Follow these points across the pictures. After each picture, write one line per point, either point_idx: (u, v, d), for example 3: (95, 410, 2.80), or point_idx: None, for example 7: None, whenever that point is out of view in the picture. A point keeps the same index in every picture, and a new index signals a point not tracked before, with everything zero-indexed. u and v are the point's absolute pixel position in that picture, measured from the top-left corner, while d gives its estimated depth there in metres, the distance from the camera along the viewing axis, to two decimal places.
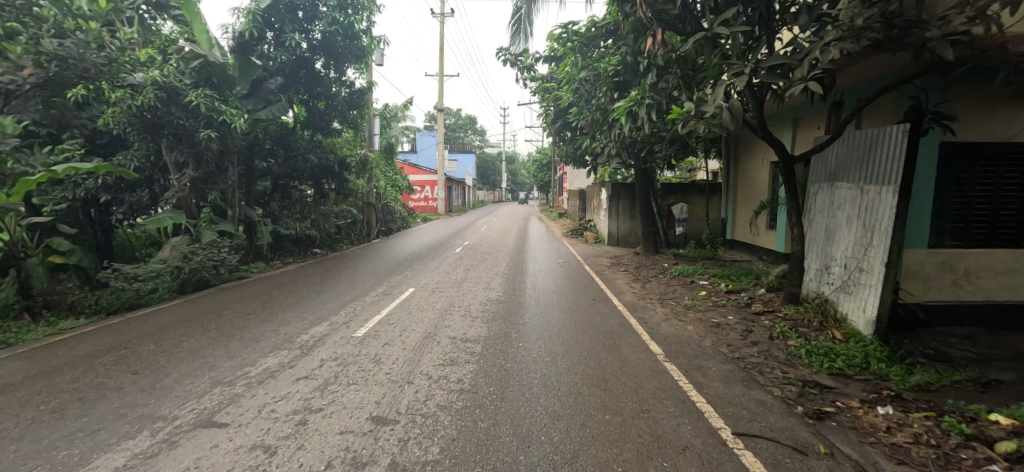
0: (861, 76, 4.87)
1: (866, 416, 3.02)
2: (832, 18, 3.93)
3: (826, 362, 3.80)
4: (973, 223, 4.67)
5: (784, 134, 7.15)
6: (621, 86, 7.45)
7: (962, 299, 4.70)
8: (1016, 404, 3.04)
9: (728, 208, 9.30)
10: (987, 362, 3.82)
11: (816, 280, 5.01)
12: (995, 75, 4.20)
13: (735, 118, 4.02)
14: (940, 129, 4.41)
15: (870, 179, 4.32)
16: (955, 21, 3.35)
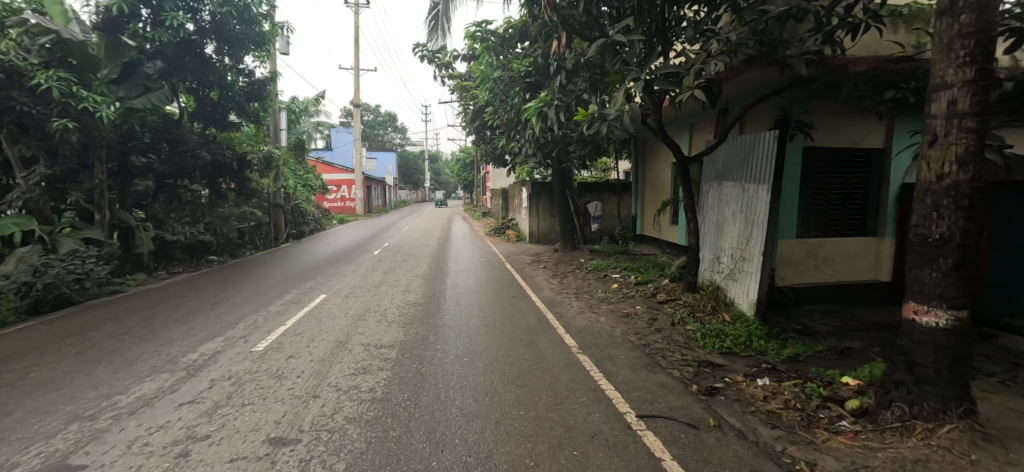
0: (741, 87, 5.48)
1: (748, 388, 3.41)
2: (715, 33, 4.36)
3: (717, 343, 4.22)
4: (830, 215, 5.48)
5: (682, 137, 7.83)
6: (533, 87, 7.83)
7: (824, 280, 5.49)
8: (860, 366, 3.63)
9: (637, 206, 9.97)
10: (841, 333, 4.51)
11: (709, 269, 5.55)
12: (841, 91, 4.96)
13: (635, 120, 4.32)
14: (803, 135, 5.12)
15: (749, 178, 4.88)
16: (809, 42, 3.89)
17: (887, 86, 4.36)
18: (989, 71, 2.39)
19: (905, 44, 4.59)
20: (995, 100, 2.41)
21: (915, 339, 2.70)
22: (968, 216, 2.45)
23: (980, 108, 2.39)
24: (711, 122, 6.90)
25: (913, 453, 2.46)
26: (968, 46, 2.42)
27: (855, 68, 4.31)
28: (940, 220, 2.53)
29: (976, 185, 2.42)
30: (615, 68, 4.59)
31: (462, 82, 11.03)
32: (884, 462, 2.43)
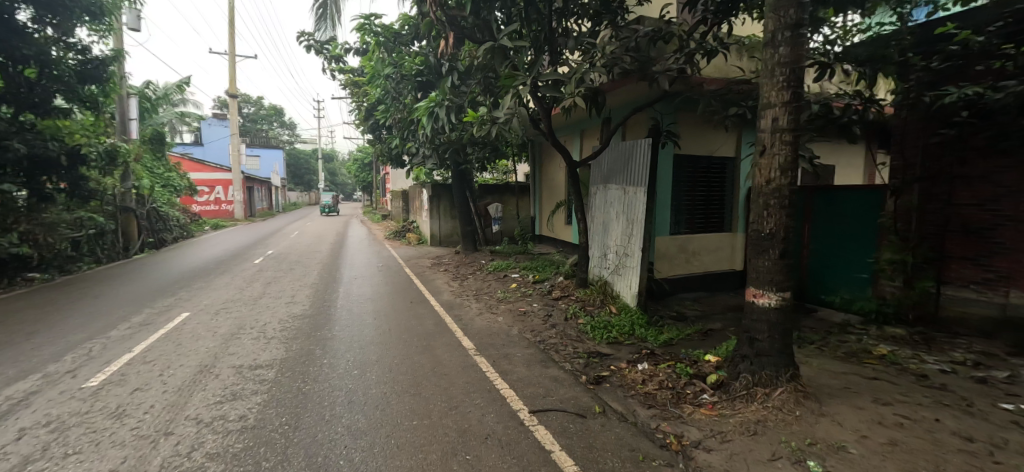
0: (621, 98, 6.01)
1: (630, 373, 3.75)
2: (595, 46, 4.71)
3: (604, 334, 4.55)
4: (697, 214, 6.25)
5: (573, 142, 8.32)
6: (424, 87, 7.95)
7: (693, 271, 6.25)
8: (719, 344, 4.19)
9: (536, 207, 10.37)
10: (705, 316, 5.18)
11: (597, 266, 5.96)
12: (699, 106, 5.71)
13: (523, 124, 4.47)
14: (672, 144, 5.79)
15: (629, 181, 5.36)
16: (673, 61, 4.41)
17: (733, 103, 5.10)
18: (799, 94, 2.92)
19: (746, 68, 5.44)
20: (803, 118, 2.95)
21: (754, 318, 3.18)
22: (788, 215, 2.96)
23: (793, 124, 2.91)
24: (598, 129, 7.45)
25: (755, 416, 2.96)
26: (785, 73, 2.93)
27: (708, 86, 4.99)
28: (769, 218, 3.02)
29: (792, 188, 2.94)
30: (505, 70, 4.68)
31: (355, 78, 10.39)
32: (735, 428, 2.89)
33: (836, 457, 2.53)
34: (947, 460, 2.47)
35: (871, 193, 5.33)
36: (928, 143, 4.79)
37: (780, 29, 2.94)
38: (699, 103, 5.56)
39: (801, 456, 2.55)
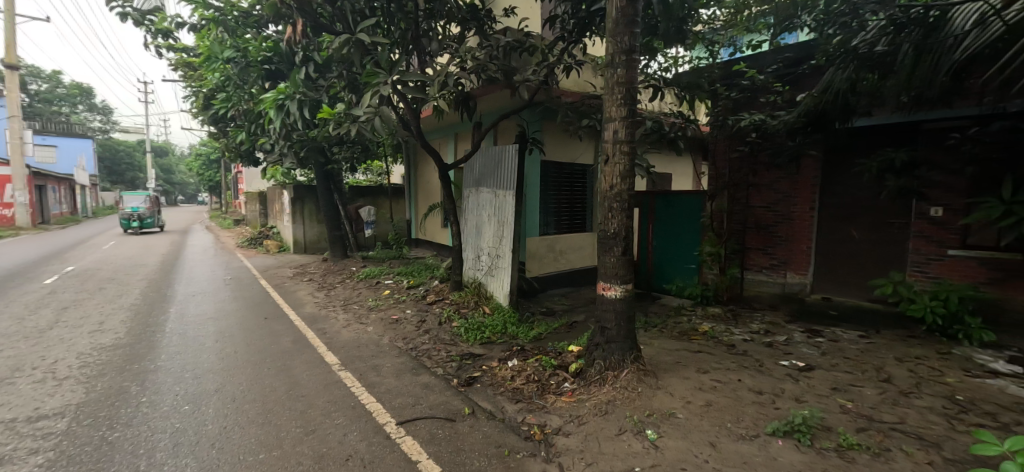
0: (491, 105, 6.29)
1: (500, 372, 3.94)
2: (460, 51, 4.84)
3: (477, 335, 4.73)
4: (563, 216, 6.77)
5: (445, 146, 8.37)
6: (272, 76, 7.33)
7: (562, 270, 6.79)
8: (579, 335, 4.68)
9: (411, 211, 10.18)
10: (570, 309, 5.74)
11: (472, 268, 6.10)
12: (560, 117, 6.26)
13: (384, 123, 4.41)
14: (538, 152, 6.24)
15: (499, 184, 5.58)
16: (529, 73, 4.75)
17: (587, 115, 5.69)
18: (633, 111, 3.36)
19: (596, 85, 6.13)
20: (636, 132, 3.41)
21: (603, 309, 3.56)
22: (627, 216, 3.39)
23: (629, 137, 3.34)
24: (470, 133, 7.63)
25: (606, 397, 3.32)
26: (622, 92, 3.34)
27: (565, 99, 5.51)
28: (612, 219, 3.40)
29: (630, 193, 3.38)
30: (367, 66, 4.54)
31: (189, 58, 8.86)
32: (589, 410, 3.21)
33: (667, 423, 2.99)
34: (743, 412, 3.11)
35: (694, 197, 6.41)
36: (732, 156, 5.95)
37: (617, 53, 3.35)
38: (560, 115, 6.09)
39: (641, 427, 2.95)
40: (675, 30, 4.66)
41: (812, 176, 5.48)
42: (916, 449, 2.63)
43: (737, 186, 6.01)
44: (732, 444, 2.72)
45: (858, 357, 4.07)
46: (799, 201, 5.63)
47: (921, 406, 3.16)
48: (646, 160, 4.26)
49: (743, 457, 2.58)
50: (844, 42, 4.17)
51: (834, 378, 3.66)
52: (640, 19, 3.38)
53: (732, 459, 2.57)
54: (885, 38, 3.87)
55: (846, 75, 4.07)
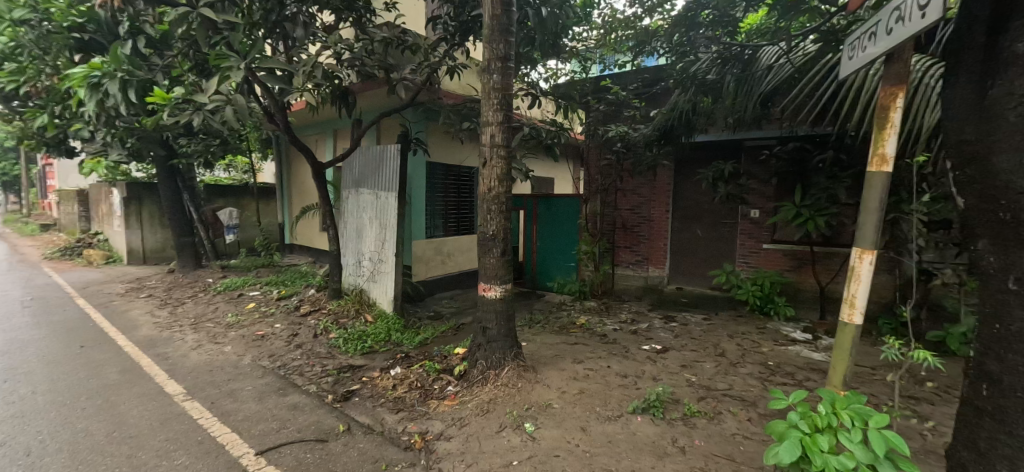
0: (373, 103, 6.39)
1: (380, 382, 3.82)
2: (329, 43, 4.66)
3: (359, 345, 4.72)
4: (450, 218, 7.10)
5: (327, 144, 8.28)
6: (87, 49, 6.15)
7: (448, 271, 7.01)
8: (462, 338, 4.87)
9: (285, 214, 9.71)
10: (457, 312, 6.02)
11: (352, 274, 6.08)
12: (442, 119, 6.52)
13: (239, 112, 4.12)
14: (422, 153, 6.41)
15: (380, 186, 5.70)
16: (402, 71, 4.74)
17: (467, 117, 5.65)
18: (509, 117, 3.52)
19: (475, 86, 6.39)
20: (512, 137, 3.58)
21: (484, 309, 3.64)
22: (504, 218, 3.54)
23: (505, 141, 3.49)
24: (349, 131, 7.84)
25: (488, 396, 3.39)
26: (498, 98, 3.48)
27: (447, 99, 5.72)
28: (491, 221, 3.52)
29: (508, 195, 3.54)
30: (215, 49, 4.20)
31: None
32: (471, 410, 3.24)
33: (544, 414, 3.16)
34: (610, 395, 3.43)
35: (571, 199, 6.89)
36: (602, 164, 6.68)
37: (493, 59, 3.47)
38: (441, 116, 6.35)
39: (520, 421, 3.07)
40: (552, 43, 4.99)
41: (666, 182, 6.47)
42: (739, 410, 3.19)
43: (608, 191, 6.68)
44: (600, 426, 2.99)
45: (701, 337, 4.80)
46: (657, 204, 6.58)
47: (744, 373, 3.84)
48: (520, 158, 4.48)
49: (609, 437, 2.85)
50: (685, 68, 4.83)
51: (683, 357, 4.24)
52: (514, 29, 3.54)
53: (599, 440, 2.83)
54: (714, 68, 4.62)
55: (688, 96, 4.80)
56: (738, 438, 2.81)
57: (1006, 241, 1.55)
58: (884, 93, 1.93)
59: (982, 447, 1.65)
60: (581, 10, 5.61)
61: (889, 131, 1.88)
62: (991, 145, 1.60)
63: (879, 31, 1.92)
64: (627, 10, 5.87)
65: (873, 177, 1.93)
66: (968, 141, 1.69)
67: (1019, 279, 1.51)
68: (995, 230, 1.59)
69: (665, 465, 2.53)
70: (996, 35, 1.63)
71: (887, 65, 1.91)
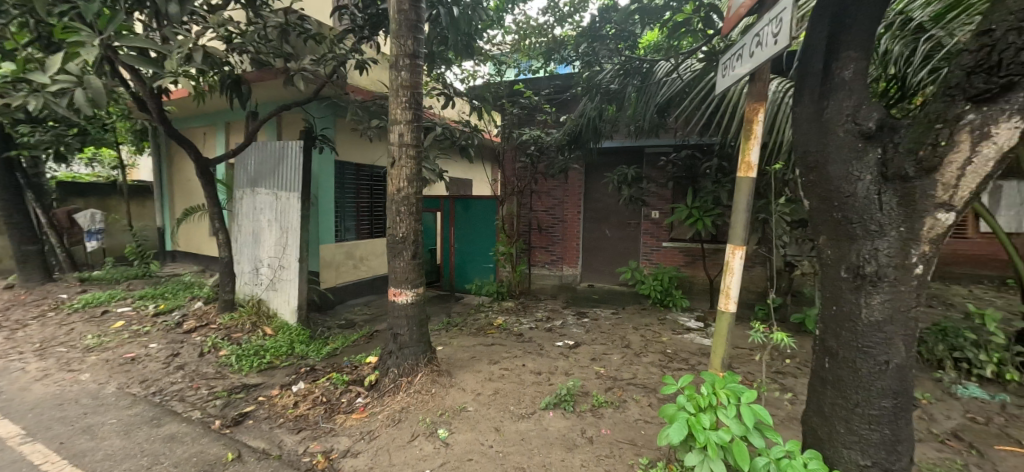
0: (271, 94, 5.92)
1: (280, 400, 3.48)
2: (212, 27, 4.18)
3: (256, 361, 4.24)
4: (363, 221, 6.98)
5: (217, 137, 7.45)
6: None
7: (359, 277, 6.86)
8: (373, 347, 4.64)
9: (164, 219, 8.60)
10: (369, 320, 5.79)
11: (249, 283, 5.52)
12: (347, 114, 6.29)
13: (95, 99, 3.52)
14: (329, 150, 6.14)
15: (280, 186, 5.25)
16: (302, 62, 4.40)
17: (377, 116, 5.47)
18: (418, 116, 3.43)
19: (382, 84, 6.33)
20: (422, 137, 3.50)
21: (395, 315, 3.50)
22: (415, 219, 3.45)
23: (414, 141, 3.41)
24: (244, 123, 7.11)
25: (399, 405, 3.25)
26: (406, 95, 3.37)
27: (355, 95, 5.51)
28: (401, 223, 3.42)
29: (418, 197, 3.45)
30: (59, 22, 3.54)
31: None
32: (381, 422, 3.07)
33: (458, 418, 3.10)
34: (525, 393, 3.47)
35: (489, 200, 6.92)
36: (517, 167, 6.79)
37: (400, 56, 3.35)
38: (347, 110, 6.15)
39: (433, 428, 2.97)
40: (465, 44, 4.98)
41: (577, 185, 6.98)
42: (641, 396, 3.43)
43: (523, 192, 6.84)
44: (514, 424, 3.00)
45: (609, 330, 5.10)
46: (569, 206, 7.08)
47: (646, 361, 4.15)
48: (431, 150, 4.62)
49: (522, 435, 2.88)
50: (591, 77, 5.13)
51: (593, 351, 4.47)
52: (423, 26, 3.46)
53: (512, 439, 2.84)
54: (617, 79, 4.99)
55: (594, 104, 5.14)
56: (640, 423, 3.02)
57: (840, 236, 1.84)
58: (749, 109, 2.18)
59: (826, 410, 1.93)
60: (495, 14, 5.69)
61: (753, 141, 2.13)
62: (827, 155, 1.87)
63: (744, 54, 2.18)
64: (539, 19, 6.07)
65: (742, 182, 2.17)
66: (811, 151, 1.96)
67: (850, 267, 1.80)
68: (832, 227, 1.87)
69: (574, 456, 2.62)
70: (829, 64, 1.94)
71: (751, 84, 2.17)
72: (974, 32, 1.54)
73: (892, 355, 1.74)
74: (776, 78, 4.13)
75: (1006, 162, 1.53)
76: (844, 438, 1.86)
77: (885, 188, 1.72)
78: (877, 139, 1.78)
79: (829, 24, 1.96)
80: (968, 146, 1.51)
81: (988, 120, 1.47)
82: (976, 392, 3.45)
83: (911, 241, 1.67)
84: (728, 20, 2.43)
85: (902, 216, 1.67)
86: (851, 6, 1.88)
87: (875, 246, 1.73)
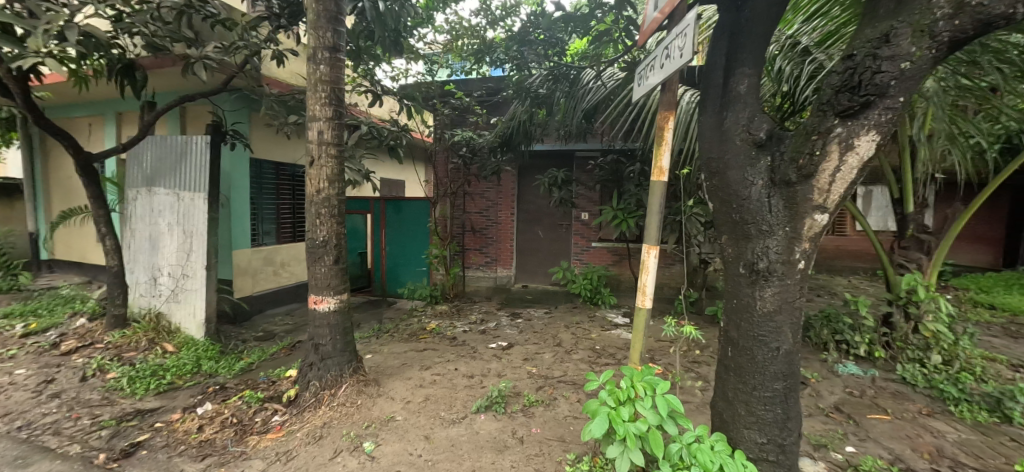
0: (171, 82, 5.38)
1: (182, 425, 3.10)
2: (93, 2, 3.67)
3: (153, 383, 3.76)
4: (285, 224, 6.65)
5: (106, 129, 6.55)
6: None
7: (283, 284, 6.50)
8: (293, 360, 4.32)
9: (41, 225, 7.43)
10: (292, 331, 5.43)
11: (145, 295, 4.89)
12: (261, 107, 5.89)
13: None
14: (243, 146, 5.73)
15: (182, 185, 4.72)
16: (207, 48, 4.01)
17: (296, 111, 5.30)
18: (340, 113, 3.25)
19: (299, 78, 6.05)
20: (344, 135, 3.32)
21: (316, 324, 3.29)
22: (338, 223, 3.27)
23: (336, 139, 3.22)
24: (137, 114, 6.33)
25: (321, 420, 3.04)
26: (326, 91, 3.17)
27: (271, 88, 5.18)
28: (321, 226, 3.21)
29: (340, 198, 3.27)
30: None
31: None
32: (300, 440, 2.85)
33: (386, 428, 2.96)
34: (456, 398, 3.42)
35: (422, 202, 6.78)
36: (449, 167, 6.68)
37: (319, 48, 3.15)
38: (260, 103, 5.77)
39: (358, 442, 2.81)
40: (393, 40, 4.82)
41: (510, 188, 7.21)
42: (570, 393, 3.52)
43: (455, 193, 6.76)
44: (444, 431, 2.93)
45: (542, 330, 5.19)
46: (502, 208, 7.30)
47: (576, 359, 4.28)
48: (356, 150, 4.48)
49: (451, 441, 2.81)
50: (522, 80, 5.26)
51: (526, 351, 4.52)
52: (344, 19, 3.29)
53: (442, 446, 2.76)
54: (545, 84, 5.12)
55: (524, 107, 5.31)
56: (569, 419, 3.10)
57: (739, 236, 2.01)
58: (661, 116, 2.31)
59: (730, 395, 2.09)
60: (425, 12, 5.57)
61: (664, 147, 2.27)
62: (726, 161, 2.04)
63: (656, 65, 2.32)
64: (471, 20, 6.04)
65: (655, 185, 2.31)
66: (713, 157, 2.13)
67: (747, 264, 1.97)
68: (732, 227, 2.03)
69: (504, 458, 2.61)
70: (728, 78, 2.11)
71: (662, 94, 2.31)
72: (841, 55, 1.73)
73: (782, 342, 1.93)
74: (688, 89, 4.46)
75: (867, 171, 1.76)
76: (744, 419, 2.03)
77: (773, 192, 1.90)
78: (767, 148, 1.96)
79: (727, 43, 2.14)
80: (836, 155, 1.72)
81: (851, 133, 1.68)
82: (853, 369, 3.97)
83: (795, 239, 1.87)
84: (643, 31, 2.57)
85: (788, 217, 1.87)
86: (744, 26, 2.06)
87: (766, 244, 1.90)
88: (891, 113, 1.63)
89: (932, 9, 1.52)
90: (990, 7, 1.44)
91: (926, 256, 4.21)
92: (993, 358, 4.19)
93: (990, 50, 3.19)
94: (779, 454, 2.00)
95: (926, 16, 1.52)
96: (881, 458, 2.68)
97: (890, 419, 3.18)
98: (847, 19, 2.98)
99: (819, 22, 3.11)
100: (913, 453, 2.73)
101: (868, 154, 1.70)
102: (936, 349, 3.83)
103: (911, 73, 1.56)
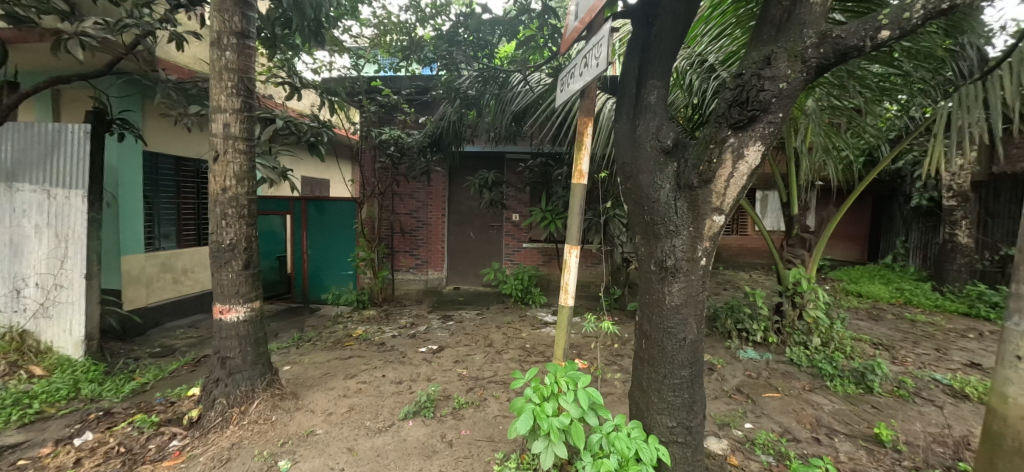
0: (38, 60, 4.66)
1: (56, 459, 2.67)
2: None
3: (15, 412, 3.19)
4: (184, 226, 6.04)
5: None
6: None
7: (183, 292, 5.88)
8: (196, 378, 3.90)
9: None
10: (195, 345, 4.90)
11: (4, 310, 4.11)
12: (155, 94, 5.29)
13: None
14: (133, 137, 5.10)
15: (53, 181, 4.07)
16: (87, 23, 3.50)
17: (197, 100, 4.83)
18: (250, 105, 3.00)
19: (201, 63, 5.51)
20: (255, 130, 3.07)
21: (223, 336, 3.00)
22: (247, 224, 3.01)
23: (245, 134, 2.96)
24: None
25: (229, 441, 2.77)
26: (233, 80, 2.91)
27: (169, 74, 4.75)
28: (228, 228, 2.93)
29: (250, 197, 3.02)
30: None
31: None
32: (203, 465, 2.56)
33: (305, 443, 2.77)
34: (383, 405, 3.29)
35: (347, 203, 6.47)
36: (376, 167, 6.51)
37: (225, 33, 2.88)
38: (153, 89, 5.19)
39: (272, 461, 2.58)
40: (314, 31, 4.54)
41: (441, 188, 7.16)
42: (500, 393, 3.56)
43: (383, 194, 6.56)
44: (368, 441, 2.79)
45: (473, 331, 5.19)
46: (433, 209, 7.21)
47: (506, 358, 4.34)
48: (270, 146, 4.19)
49: (377, 451, 2.68)
50: (451, 80, 5.25)
51: (457, 353, 4.49)
52: (255, 4, 3.03)
53: (366, 457, 2.63)
54: (475, 85, 5.22)
55: (454, 108, 5.41)
56: (498, 418, 3.13)
57: (650, 235, 2.15)
58: (580, 122, 2.40)
59: (644, 385, 2.22)
60: (349, 3, 5.32)
61: (583, 152, 2.36)
62: (638, 166, 2.18)
63: (577, 71, 2.39)
64: (399, 15, 5.84)
65: (575, 187, 2.39)
66: (627, 162, 2.27)
67: (657, 261, 2.12)
68: (644, 228, 2.18)
69: (431, 463, 2.55)
70: (640, 88, 2.26)
71: (582, 100, 2.39)
72: (733, 74, 1.89)
73: (687, 332, 2.10)
74: (607, 98, 4.74)
75: (754, 177, 1.97)
76: (657, 405, 2.17)
77: (679, 195, 2.06)
78: (673, 155, 2.12)
79: (639, 56, 2.29)
80: (730, 163, 1.90)
81: (741, 144, 1.86)
82: (752, 354, 4.43)
83: (697, 238, 2.04)
84: (565, 37, 2.63)
85: (690, 218, 2.04)
86: (654, 42, 2.21)
87: (673, 243, 2.06)
88: (772, 127, 1.84)
89: (803, 38, 1.74)
90: (845, 39, 1.69)
91: (807, 252, 4.82)
92: (859, 338, 4.91)
93: (854, 76, 3.70)
94: (686, 435, 2.18)
95: (799, 43, 1.74)
96: (773, 431, 3.03)
97: (780, 396, 3.60)
98: (746, 41, 3.31)
99: (724, 42, 3.42)
100: (798, 425, 3.12)
101: (755, 162, 1.90)
102: (816, 333, 4.40)
103: (788, 92, 1.76)
